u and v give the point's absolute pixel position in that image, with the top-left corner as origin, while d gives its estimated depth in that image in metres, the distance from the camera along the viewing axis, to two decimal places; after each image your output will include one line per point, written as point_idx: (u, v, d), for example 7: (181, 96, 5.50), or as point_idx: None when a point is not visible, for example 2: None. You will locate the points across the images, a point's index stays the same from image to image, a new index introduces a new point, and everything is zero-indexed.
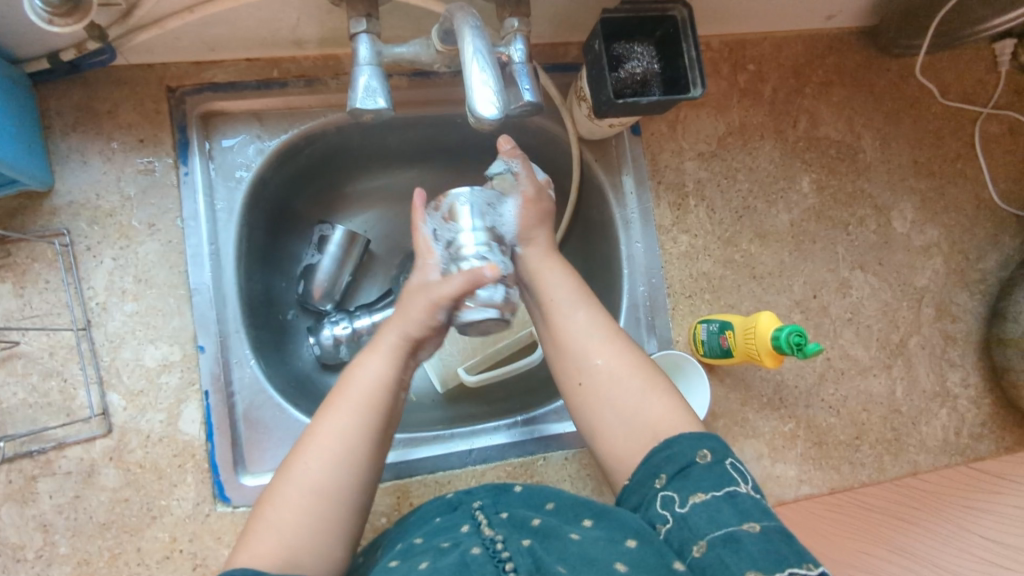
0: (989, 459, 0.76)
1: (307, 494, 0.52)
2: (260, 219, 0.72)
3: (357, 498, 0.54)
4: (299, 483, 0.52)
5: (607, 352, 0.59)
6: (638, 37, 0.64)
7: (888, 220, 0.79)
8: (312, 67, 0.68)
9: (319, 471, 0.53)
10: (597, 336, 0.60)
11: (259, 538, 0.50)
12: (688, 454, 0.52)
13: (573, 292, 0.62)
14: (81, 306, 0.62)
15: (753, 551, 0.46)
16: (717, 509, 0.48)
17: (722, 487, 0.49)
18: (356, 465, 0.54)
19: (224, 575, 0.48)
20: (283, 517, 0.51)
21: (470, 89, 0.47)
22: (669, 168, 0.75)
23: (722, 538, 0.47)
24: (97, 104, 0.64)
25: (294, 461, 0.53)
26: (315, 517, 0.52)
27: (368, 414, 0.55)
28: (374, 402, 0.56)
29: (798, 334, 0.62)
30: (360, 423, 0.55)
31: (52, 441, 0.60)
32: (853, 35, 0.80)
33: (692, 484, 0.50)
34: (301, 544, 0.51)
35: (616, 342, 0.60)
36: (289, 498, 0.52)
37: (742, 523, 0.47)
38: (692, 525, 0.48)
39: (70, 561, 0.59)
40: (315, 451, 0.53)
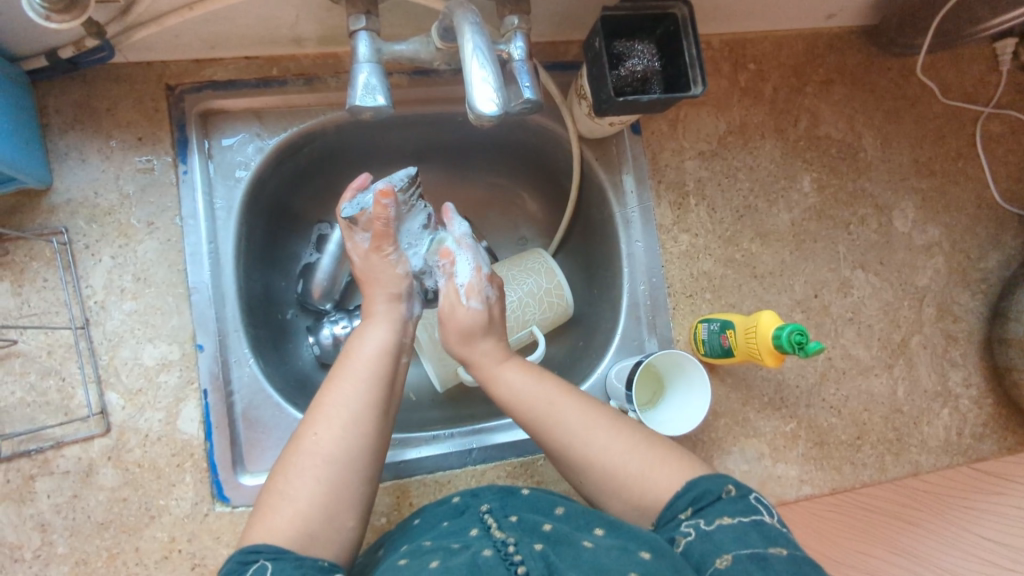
0: (990, 459, 0.75)
1: (322, 464, 0.52)
2: (259, 218, 0.72)
3: (371, 468, 0.54)
4: (313, 453, 0.52)
5: (596, 432, 0.57)
6: (638, 35, 0.64)
7: (889, 220, 0.78)
8: (311, 66, 0.68)
9: (331, 441, 0.53)
10: (580, 425, 0.57)
11: (274, 512, 0.50)
12: (715, 490, 0.52)
13: (540, 391, 0.59)
14: (80, 305, 0.62)
15: (780, 569, 0.46)
16: (744, 530, 0.49)
17: (749, 516, 0.50)
18: (367, 433, 0.54)
19: (243, 554, 0.48)
20: (299, 489, 0.51)
21: (470, 86, 0.47)
22: (669, 167, 0.75)
23: (749, 554, 0.47)
24: (96, 102, 0.64)
25: (303, 433, 0.53)
26: (330, 487, 0.52)
27: (375, 382, 0.56)
28: (379, 372, 0.56)
29: (799, 333, 0.62)
30: (367, 392, 0.55)
31: (50, 441, 0.60)
32: (854, 34, 0.80)
33: (718, 511, 0.51)
34: (316, 517, 0.51)
35: (601, 423, 0.57)
36: (304, 469, 0.52)
37: (769, 546, 0.48)
38: (716, 542, 0.49)
39: (68, 561, 0.58)
40: (325, 422, 0.53)
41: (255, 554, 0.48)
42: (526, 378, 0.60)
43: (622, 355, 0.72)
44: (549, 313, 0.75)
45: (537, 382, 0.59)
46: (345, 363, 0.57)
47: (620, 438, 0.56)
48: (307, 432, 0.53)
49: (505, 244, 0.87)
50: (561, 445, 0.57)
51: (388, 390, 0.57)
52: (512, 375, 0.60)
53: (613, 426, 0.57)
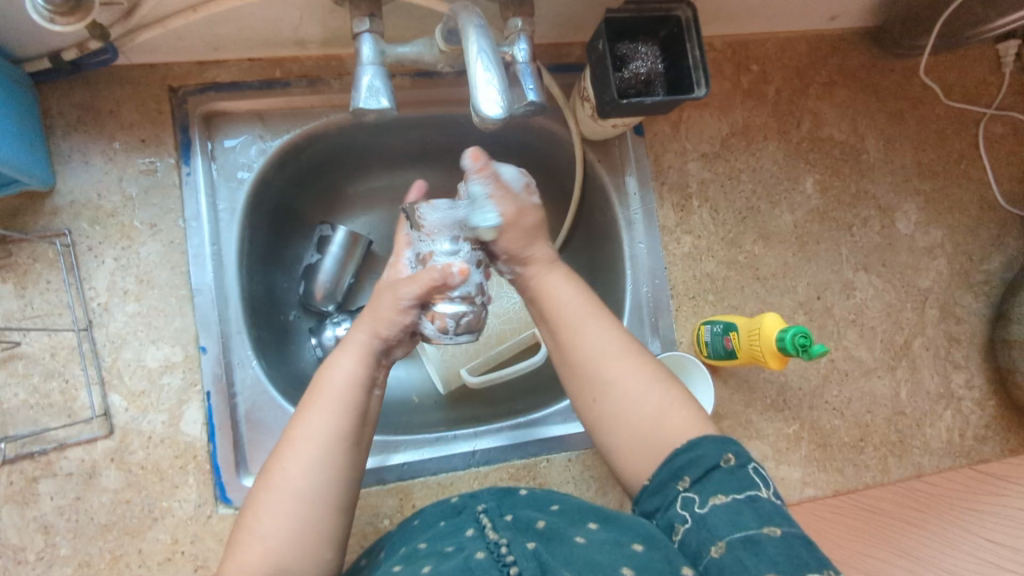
0: (994, 461, 0.75)
1: (290, 500, 0.51)
2: (262, 220, 0.72)
3: (341, 500, 0.54)
4: (281, 489, 0.52)
5: (623, 361, 0.57)
6: (641, 37, 0.64)
7: (892, 221, 0.78)
8: (314, 67, 0.68)
9: (301, 476, 0.52)
10: (611, 347, 0.58)
11: (247, 545, 0.50)
12: (713, 457, 0.51)
13: (580, 308, 0.60)
14: (83, 306, 0.62)
15: (774, 554, 0.45)
16: (738, 511, 0.48)
17: (744, 491, 0.49)
18: (335, 468, 0.53)
19: None
20: (268, 525, 0.51)
21: (475, 89, 0.47)
22: (672, 169, 0.75)
23: (742, 540, 0.46)
24: (99, 104, 0.64)
25: (273, 467, 0.53)
26: (299, 520, 0.51)
27: (343, 415, 0.55)
28: (350, 402, 0.55)
29: (803, 335, 0.62)
30: (337, 424, 0.54)
31: (53, 442, 0.60)
32: (857, 35, 0.80)
33: (713, 486, 0.50)
34: (288, 551, 0.50)
35: (630, 356, 0.57)
36: (274, 505, 0.51)
37: (763, 527, 0.47)
38: (710, 527, 0.48)
39: (71, 562, 0.58)
40: (295, 456, 0.53)
41: None
42: (570, 294, 0.60)
43: None
44: None
45: (580, 302, 0.60)
46: (314, 395, 0.56)
47: (646, 373, 0.57)
48: (277, 466, 0.53)
49: None
50: (592, 357, 0.58)
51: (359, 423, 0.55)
52: (563, 289, 0.61)
53: (641, 360, 0.58)
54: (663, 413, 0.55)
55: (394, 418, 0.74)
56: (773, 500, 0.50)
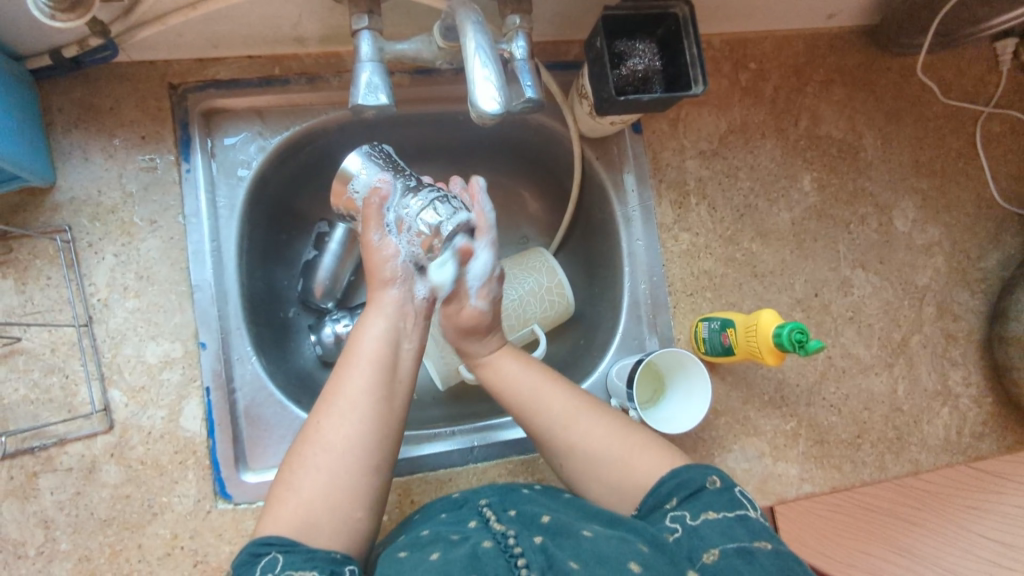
0: (990, 458, 0.76)
1: (325, 456, 0.53)
2: (262, 216, 0.72)
3: (379, 456, 0.54)
4: (317, 442, 0.53)
5: (582, 419, 0.59)
6: (639, 34, 0.64)
7: (890, 219, 0.79)
8: (314, 65, 0.68)
9: (334, 431, 0.53)
10: (565, 413, 0.59)
11: (280, 503, 0.51)
12: (700, 480, 0.54)
13: (530, 378, 0.61)
14: (83, 302, 0.62)
15: (767, 564, 0.47)
16: (729, 524, 0.50)
17: (734, 509, 0.51)
18: (372, 423, 0.54)
19: (255, 545, 0.49)
20: (304, 481, 0.52)
21: (472, 85, 0.47)
22: (670, 167, 0.75)
23: (736, 549, 0.48)
24: (99, 101, 0.65)
25: (308, 424, 0.54)
26: (333, 476, 0.52)
27: (378, 370, 0.56)
28: (382, 362, 0.57)
29: (800, 332, 0.62)
30: (369, 384, 0.56)
31: (53, 438, 0.60)
32: (854, 34, 0.80)
33: (703, 504, 0.52)
34: (319, 505, 0.51)
35: (587, 414, 0.59)
36: (311, 459, 0.52)
37: (754, 540, 0.49)
38: (702, 536, 0.49)
39: (71, 557, 0.59)
40: (329, 414, 0.54)
41: (266, 547, 0.49)
42: (516, 366, 0.62)
43: (622, 353, 0.73)
44: (550, 310, 0.75)
45: (526, 369, 0.62)
46: (350, 352, 0.58)
47: (602, 425, 0.59)
48: (311, 422, 0.54)
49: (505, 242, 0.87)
50: (551, 426, 0.59)
51: (390, 376, 0.57)
52: (507, 362, 0.63)
53: (599, 414, 0.60)
54: (627, 460, 0.57)
55: None
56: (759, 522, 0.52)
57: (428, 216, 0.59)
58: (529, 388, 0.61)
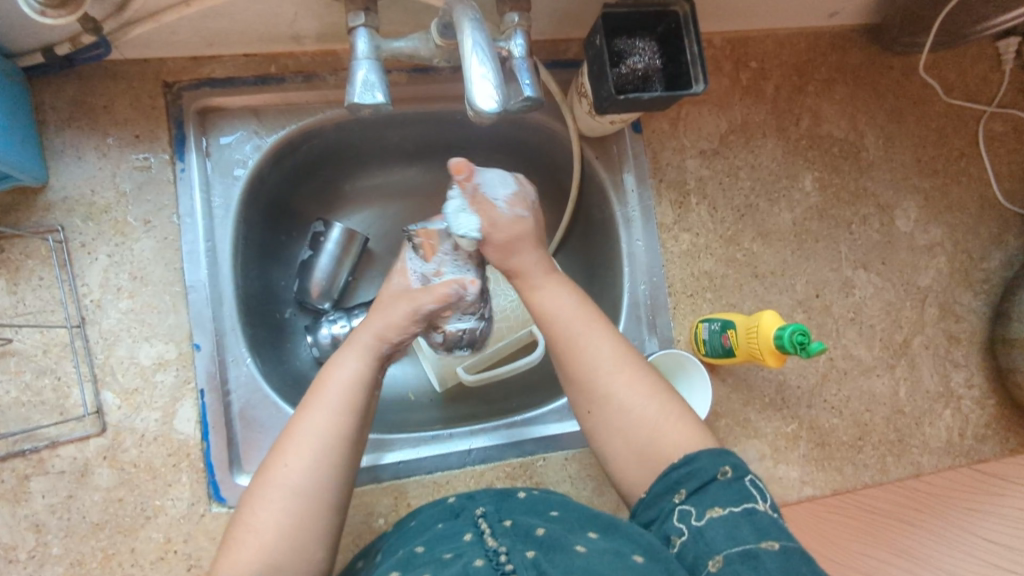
0: (992, 461, 0.75)
1: (286, 497, 0.52)
2: (258, 216, 0.71)
3: (338, 497, 0.54)
4: (281, 484, 0.52)
5: (623, 374, 0.57)
6: (639, 31, 0.63)
7: (891, 220, 0.78)
8: (310, 63, 0.68)
9: (300, 473, 0.52)
10: (613, 360, 0.58)
11: (244, 542, 0.50)
12: (710, 471, 0.52)
13: (582, 317, 0.59)
14: (75, 303, 0.62)
15: (772, 567, 0.46)
16: (734, 524, 0.49)
17: (740, 504, 0.50)
18: (336, 467, 0.54)
19: None
20: (265, 521, 0.51)
21: (470, 83, 0.46)
22: (670, 166, 0.74)
23: (740, 554, 0.47)
24: (93, 99, 0.64)
25: (274, 462, 0.53)
26: (294, 520, 0.51)
27: (344, 412, 0.55)
28: (351, 403, 0.56)
29: (801, 333, 0.62)
30: (336, 426, 0.54)
31: (45, 440, 0.59)
32: (856, 33, 0.80)
33: (711, 500, 0.51)
34: (281, 546, 0.51)
35: (628, 369, 0.58)
36: (273, 501, 0.52)
37: (760, 540, 0.48)
38: (708, 540, 0.49)
39: (63, 561, 0.58)
40: (296, 455, 0.53)
41: None
42: (569, 303, 0.60)
43: None
44: None
45: (579, 309, 0.60)
46: (318, 389, 0.56)
47: (645, 385, 0.57)
48: (278, 462, 0.53)
49: None
50: (596, 368, 0.58)
51: (358, 418, 0.56)
52: (558, 293, 0.60)
53: (640, 371, 0.58)
54: (661, 425, 0.56)
55: (388, 417, 0.74)
56: (770, 514, 0.51)
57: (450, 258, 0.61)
58: (582, 332, 0.58)
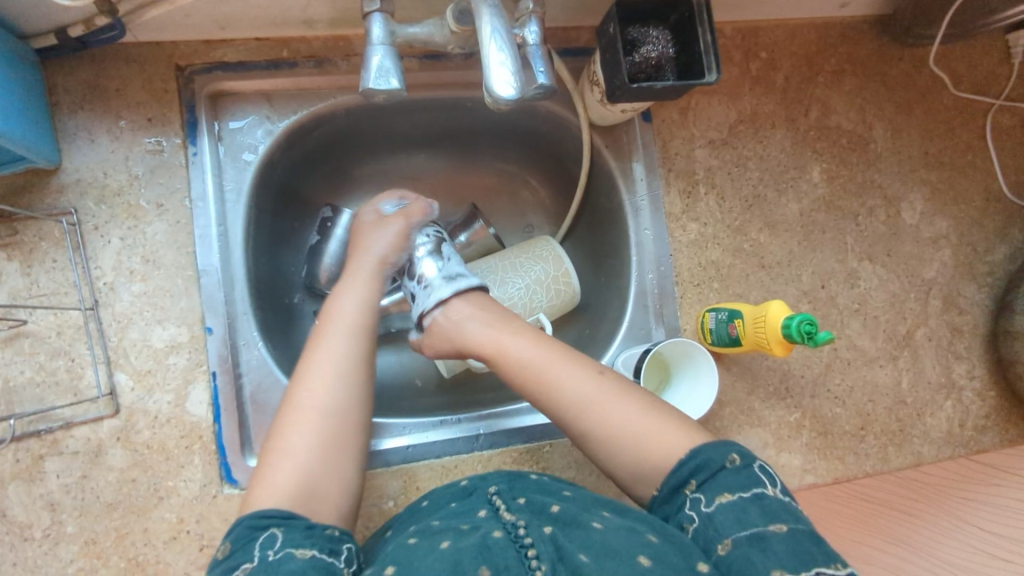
0: (992, 452, 0.76)
1: (315, 417, 0.56)
2: (268, 200, 0.72)
3: (365, 415, 0.58)
4: (308, 407, 0.56)
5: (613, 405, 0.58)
6: (652, 21, 0.64)
7: (898, 212, 0.78)
8: (322, 48, 0.68)
9: (325, 393, 0.56)
10: (586, 395, 0.59)
11: (276, 470, 0.53)
12: (718, 460, 0.53)
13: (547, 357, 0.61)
14: (89, 286, 0.62)
15: (780, 550, 0.47)
16: (742, 508, 0.50)
17: (749, 490, 0.51)
18: (356, 386, 0.58)
19: (252, 522, 0.50)
20: (299, 442, 0.54)
21: (488, 69, 0.47)
22: (679, 156, 0.75)
23: (748, 537, 0.48)
24: (105, 82, 0.64)
25: (298, 390, 0.57)
26: (325, 436, 0.55)
27: (356, 338, 0.60)
28: (360, 330, 0.61)
29: (809, 324, 0.62)
30: (350, 351, 0.59)
31: (59, 421, 0.60)
32: (866, 24, 0.80)
33: (721, 485, 0.52)
34: (315, 468, 0.54)
35: (619, 398, 0.58)
36: (303, 422, 0.55)
37: (768, 523, 0.49)
38: (717, 525, 0.50)
39: (78, 540, 0.59)
40: (318, 378, 0.57)
41: (265, 521, 0.50)
42: (527, 347, 0.61)
43: (629, 342, 0.73)
44: (556, 299, 0.75)
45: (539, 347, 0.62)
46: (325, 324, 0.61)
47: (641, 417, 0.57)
48: (302, 389, 0.57)
49: (512, 231, 0.86)
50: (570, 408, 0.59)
51: (367, 344, 0.61)
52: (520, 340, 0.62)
53: (625, 395, 0.59)
54: (645, 440, 0.56)
55: (394, 402, 0.75)
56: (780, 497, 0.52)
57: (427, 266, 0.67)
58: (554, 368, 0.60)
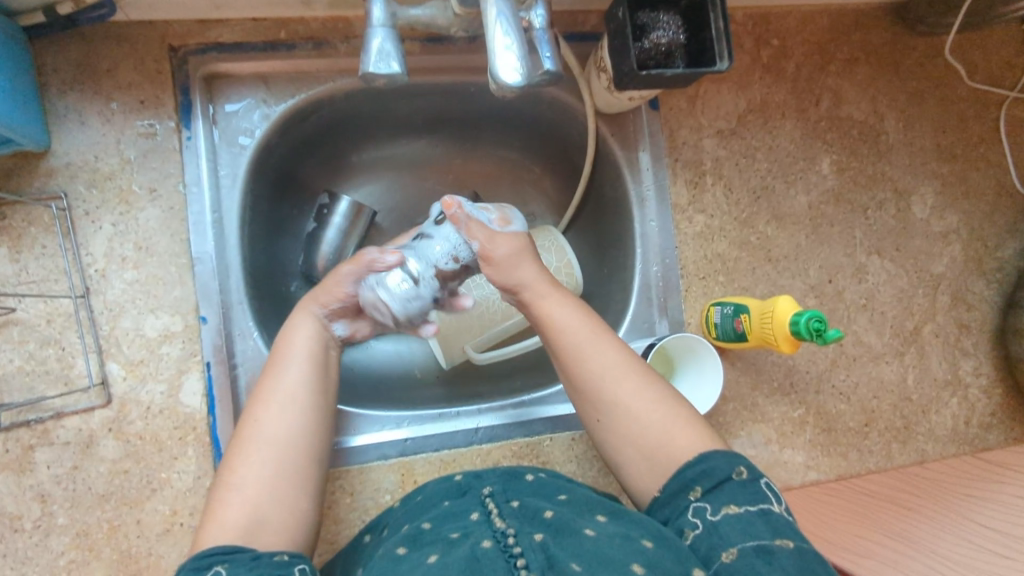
0: (997, 449, 0.75)
1: (264, 449, 0.54)
2: (265, 186, 0.70)
3: (319, 448, 0.56)
4: (256, 439, 0.54)
5: (643, 391, 0.57)
6: (662, 5, 0.61)
7: (908, 205, 0.77)
8: (321, 29, 0.65)
9: (273, 424, 0.55)
10: (616, 368, 0.58)
11: (226, 504, 0.51)
12: (725, 470, 0.52)
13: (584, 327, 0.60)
14: (79, 273, 0.60)
15: (787, 564, 0.46)
16: (750, 522, 0.49)
17: (756, 504, 0.50)
18: (307, 418, 0.56)
19: (200, 557, 0.47)
20: (248, 475, 0.52)
21: (493, 55, 0.45)
22: (687, 145, 0.73)
23: (754, 548, 0.47)
24: (96, 62, 0.62)
25: (246, 421, 0.55)
26: (276, 470, 0.53)
27: (310, 369, 0.59)
28: (313, 360, 0.60)
29: (818, 320, 0.61)
30: (302, 382, 0.58)
31: (50, 411, 0.59)
32: (881, 11, 0.78)
33: (727, 497, 0.51)
34: (267, 501, 0.52)
35: (646, 385, 0.58)
36: (254, 454, 0.53)
37: (775, 538, 0.48)
38: (722, 534, 0.49)
39: (69, 532, 0.58)
40: (266, 409, 0.56)
41: (210, 558, 0.47)
42: (569, 313, 0.60)
43: (632, 336, 0.71)
44: None
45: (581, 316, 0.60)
46: (277, 354, 0.59)
47: (670, 412, 0.57)
48: (250, 420, 0.55)
49: None
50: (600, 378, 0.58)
51: (322, 375, 0.59)
52: (560, 305, 0.60)
53: (653, 384, 0.58)
54: (668, 433, 0.56)
55: (393, 393, 0.74)
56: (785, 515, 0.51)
57: (394, 276, 0.62)
58: (591, 338, 0.59)
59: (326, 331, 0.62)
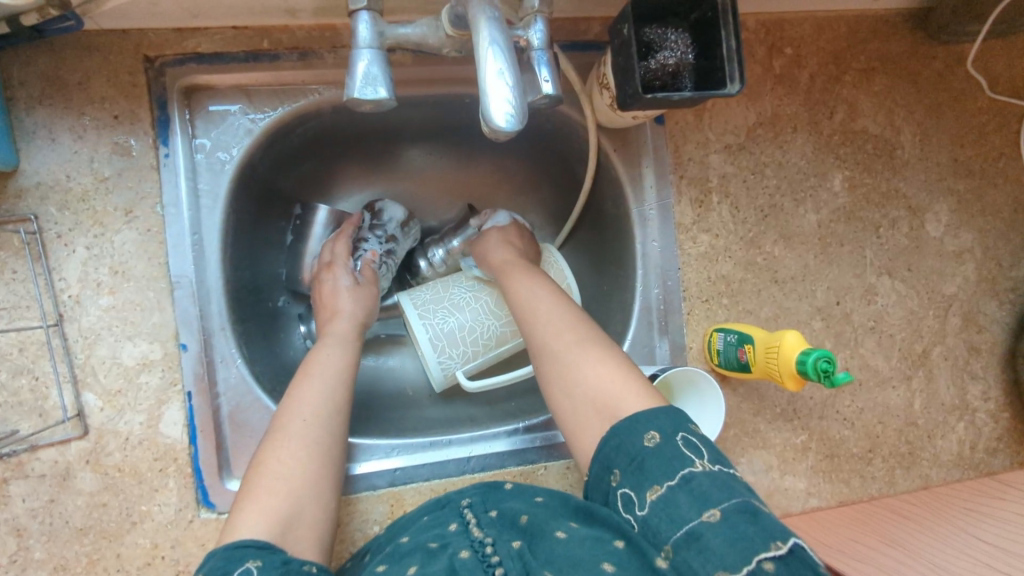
0: (1002, 474, 0.73)
1: (309, 446, 0.53)
2: (249, 201, 0.67)
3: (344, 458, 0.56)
4: (297, 435, 0.53)
5: (568, 333, 0.55)
6: (671, 20, 0.58)
7: (922, 223, 0.74)
8: (306, 38, 0.61)
9: (317, 424, 0.54)
10: (552, 318, 0.57)
11: (268, 492, 0.50)
12: (637, 441, 0.46)
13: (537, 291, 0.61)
14: (52, 298, 0.57)
15: (716, 545, 0.41)
16: (673, 503, 0.43)
17: (676, 474, 0.44)
18: (338, 425, 0.56)
19: (230, 548, 0.45)
20: (291, 466, 0.51)
21: (482, 82, 0.41)
22: (692, 161, 0.69)
23: (683, 537, 0.42)
24: (66, 74, 0.58)
25: (286, 418, 0.54)
26: (317, 467, 0.53)
27: (341, 380, 0.59)
28: (345, 372, 0.60)
29: (826, 360, 0.58)
30: (337, 392, 0.58)
31: (23, 443, 0.56)
32: (901, 17, 0.73)
33: (646, 479, 0.45)
34: (306, 494, 0.51)
35: (573, 329, 0.56)
36: (298, 447, 0.53)
37: (701, 513, 0.42)
38: (654, 529, 0.44)
39: (47, 566, 0.56)
40: (308, 409, 0.55)
41: (243, 549, 0.45)
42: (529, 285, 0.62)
43: None
44: None
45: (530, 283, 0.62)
46: (309, 365, 0.59)
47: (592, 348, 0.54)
48: (291, 417, 0.54)
49: None
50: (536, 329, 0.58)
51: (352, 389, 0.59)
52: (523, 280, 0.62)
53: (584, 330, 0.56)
54: (582, 365, 0.53)
55: (383, 412, 0.72)
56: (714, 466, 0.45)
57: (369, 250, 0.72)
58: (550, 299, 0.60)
59: (354, 350, 0.62)
